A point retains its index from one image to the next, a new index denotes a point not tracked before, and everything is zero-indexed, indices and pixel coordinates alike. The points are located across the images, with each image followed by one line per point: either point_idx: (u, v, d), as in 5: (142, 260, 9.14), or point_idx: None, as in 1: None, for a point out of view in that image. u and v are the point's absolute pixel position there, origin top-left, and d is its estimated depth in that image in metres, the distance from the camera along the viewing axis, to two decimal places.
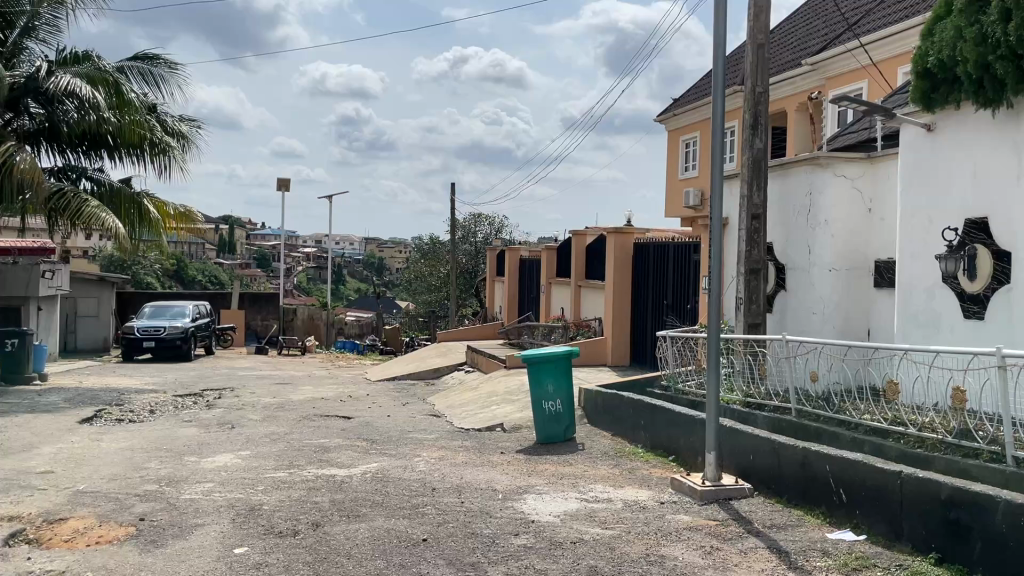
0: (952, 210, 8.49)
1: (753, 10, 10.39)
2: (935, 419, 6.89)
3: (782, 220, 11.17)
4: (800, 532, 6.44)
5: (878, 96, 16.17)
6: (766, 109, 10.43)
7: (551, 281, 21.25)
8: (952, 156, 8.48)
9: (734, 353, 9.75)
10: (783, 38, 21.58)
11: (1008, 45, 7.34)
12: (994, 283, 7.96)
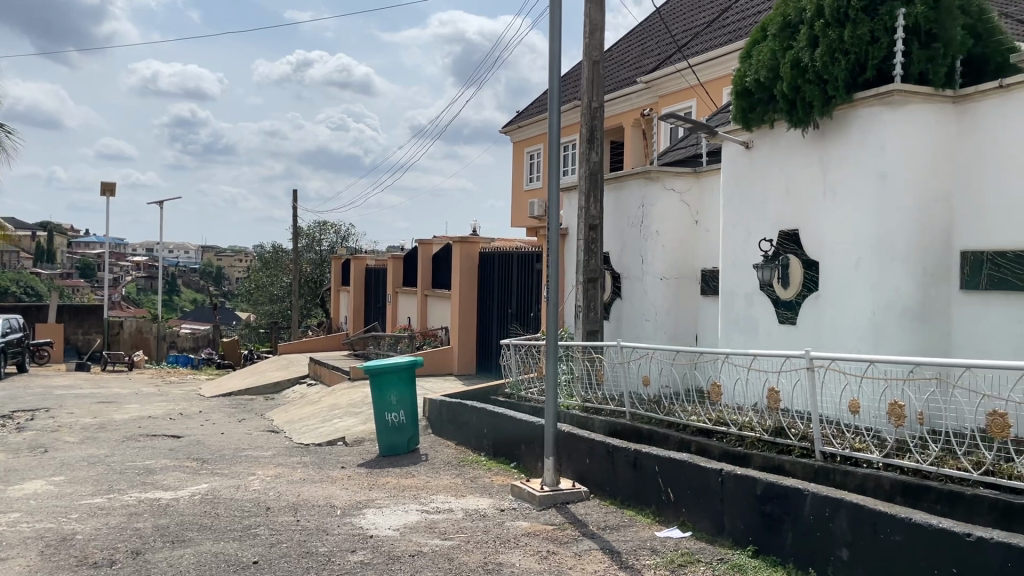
0: (766, 223, 9.10)
1: (588, 28, 10.72)
2: (754, 419, 7.40)
3: (618, 230, 11.62)
4: (631, 532, 6.68)
5: (705, 115, 17.18)
6: (602, 123, 10.77)
7: (397, 291, 21.11)
8: (767, 172, 9.11)
9: (574, 359, 10.00)
10: (620, 57, 22.49)
11: (814, 70, 8.07)
12: (804, 290, 8.58)
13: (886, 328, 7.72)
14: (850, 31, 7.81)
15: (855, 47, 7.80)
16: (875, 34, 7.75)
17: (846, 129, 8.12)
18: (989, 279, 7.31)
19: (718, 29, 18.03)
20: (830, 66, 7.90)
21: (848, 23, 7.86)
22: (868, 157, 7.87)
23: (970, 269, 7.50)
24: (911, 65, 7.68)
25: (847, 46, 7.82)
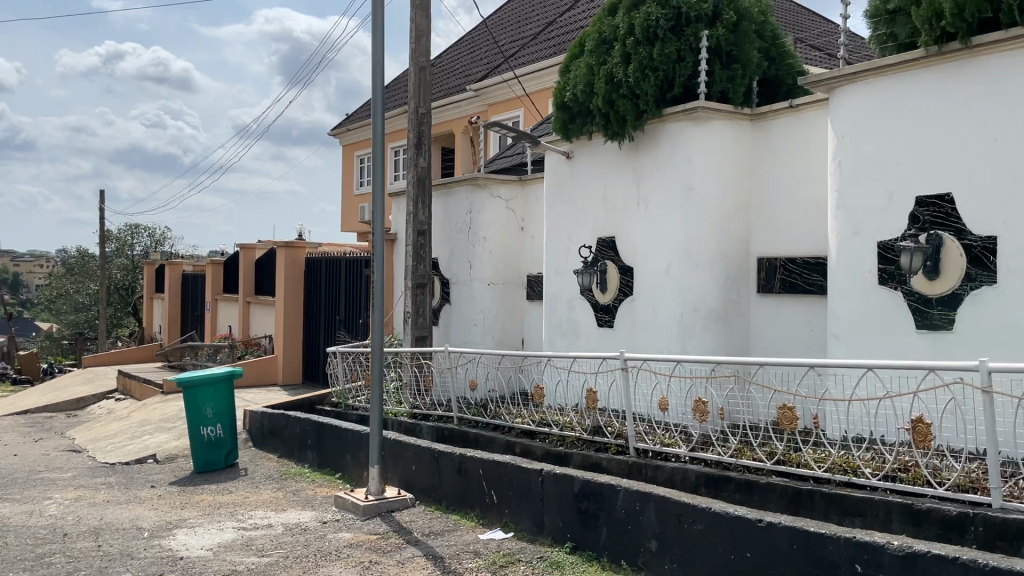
0: (586, 229, 9.46)
1: (413, 33, 10.71)
2: (574, 418, 7.68)
3: (446, 236, 11.71)
4: (455, 536, 6.72)
5: (532, 124, 17.66)
6: (428, 129, 10.78)
7: (216, 298, 20.17)
8: (586, 181, 9.47)
9: (402, 366, 9.95)
10: (449, 65, 22.69)
11: (627, 85, 8.47)
12: (621, 294, 8.99)
13: (693, 329, 8.25)
14: (659, 49, 8.23)
15: (663, 65, 8.26)
16: (682, 53, 8.26)
17: (656, 142, 8.62)
18: (781, 283, 8.01)
19: (543, 42, 18.60)
20: (642, 81, 8.33)
21: (656, 41, 8.27)
22: (677, 169, 8.39)
23: (766, 274, 8.17)
24: (715, 83, 8.26)
25: (657, 64, 8.26)
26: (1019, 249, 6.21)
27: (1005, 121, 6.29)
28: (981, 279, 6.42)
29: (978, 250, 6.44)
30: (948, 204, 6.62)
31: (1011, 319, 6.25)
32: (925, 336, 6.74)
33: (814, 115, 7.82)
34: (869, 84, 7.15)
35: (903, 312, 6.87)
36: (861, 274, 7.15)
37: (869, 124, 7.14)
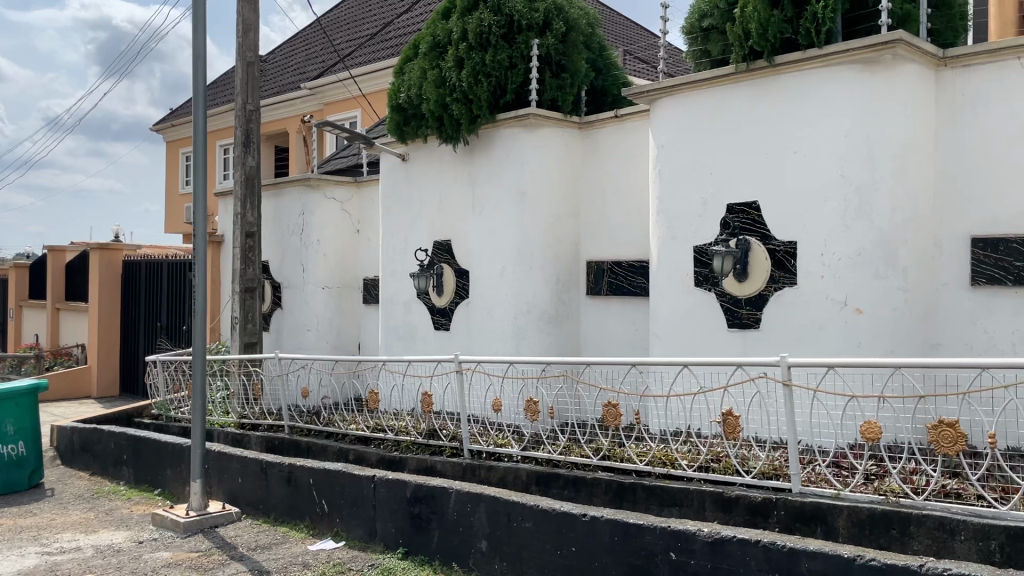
0: (422, 233, 9.44)
1: (241, 27, 10.29)
2: (409, 423, 7.64)
3: (278, 238, 11.35)
4: (282, 549, 6.51)
5: (369, 125, 17.49)
6: (257, 127, 10.40)
7: (21, 305, 18.54)
8: (421, 183, 9.45)
9: (229, 374, 9.52)
10: (282, 62, 22.03)
11: (460, 90, 8.53)
12: (456, 298, 9.04)
13: (527, 332, 8.44)
14: (491, 55, 8.36)
15: (495, 71, 8.41)
16: (513, 60, 8.44)
17: (490, 146, 8.76)
18: (608, 286, 8.37)
19: (379, 42, 18.44)
20: (475, 87, 8.41)
21: (489, 48, 8.40)
22: (510, 174, 8.56)
23: (594, 277, 8.52)
24: (545, 91, 8.49)
25: (489, 70, 8.39)
26: (815, 253, 6.77)
27: (802, 135, 6.85)
28: (783, 281, 6.96)
29: (781, 254, 6.96)
30: (756, 212, 7.12)
31: (808, 318, 6.81)
32: (736, 335, 7.23)
33: (637, 125, 8.21)
34: (686, 97, 7.58)
35: (717, 313, 7.34)
36: (679, 277, 7.57)
37: (686, 134, 7.57)
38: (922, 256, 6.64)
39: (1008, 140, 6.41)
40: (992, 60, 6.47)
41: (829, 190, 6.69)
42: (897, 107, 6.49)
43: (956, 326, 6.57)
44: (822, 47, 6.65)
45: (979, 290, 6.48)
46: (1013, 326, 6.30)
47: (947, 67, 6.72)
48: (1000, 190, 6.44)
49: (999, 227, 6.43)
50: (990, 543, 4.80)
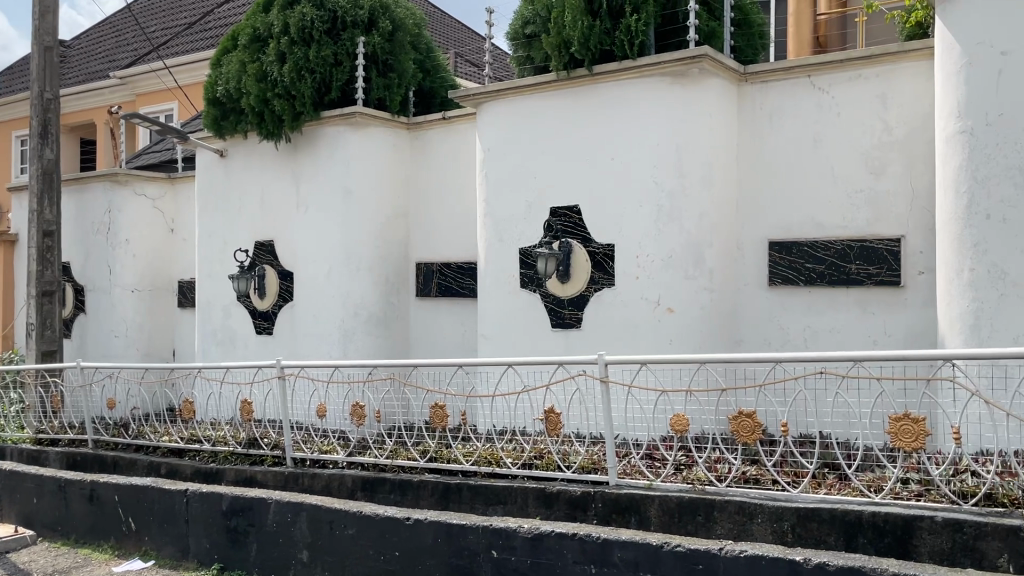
0: (242, 233, 9.05)
1: (39, 8, 9.46)
2: (228, 432, 7.30)
3: (81, 237, 10.59)
4: (82, 573, 6.04)
5: (186, 119, 16.66)
6: (57, 117, 9.61)
7: None
8: (241, 181, 9.06)
9: (24, 386, 8.73)
10: (87, 48, 20.49)
11: (283, 85, 8.27)
12: (279, 300, 8.74)
13: (354, 335, 8.31)
14: (315, 51, 8.18)
15: (319, 67, 8.22)
16: (338, 57, 8.32)
17: (315, 144, 8.54)
18: (437, 287, 8.40)
19: (197, 32, 17.54)
20: (298, 83, 8.19)
21: (313, 43, 8.22)
22: (335, 173, 8.38)
23: (423, 279, 8.52)
24: (371, 90, 8.42)
25: (312, 66, 8.19)
26: (631, 255, 7.09)
27: (618, 142, 7.15)
28: (602, 283, 7.24)
29: (601, 256, 7.24)
30: (577, 215, 7.36)
31: (626, 318, 7.12)
32: (559, 335, 7.43)
33: (463, 127, 8.27)
34: (510, 102, 7.70)
35: (542, 313, 7.52)
36: (505, 278, 7.71)
37: (510, 138, 7.71)
38: (727, 259, 7.12)
39: (799, 152, 6.98)
40: (787, 77, 7.02)
41: (643, 195, 7.02)
42: (703, 118, 6.91)
43: (756, 323, 7.09)
44: (637, 58, 6.97)
45: (775, 290, 7.02)
46: (804, 322, 6.88)
47: (747, 83, 7.23)
48: (793, 198, 7.00)
49: (793, 231, 6.99)
50: (782, 524, 5.19)
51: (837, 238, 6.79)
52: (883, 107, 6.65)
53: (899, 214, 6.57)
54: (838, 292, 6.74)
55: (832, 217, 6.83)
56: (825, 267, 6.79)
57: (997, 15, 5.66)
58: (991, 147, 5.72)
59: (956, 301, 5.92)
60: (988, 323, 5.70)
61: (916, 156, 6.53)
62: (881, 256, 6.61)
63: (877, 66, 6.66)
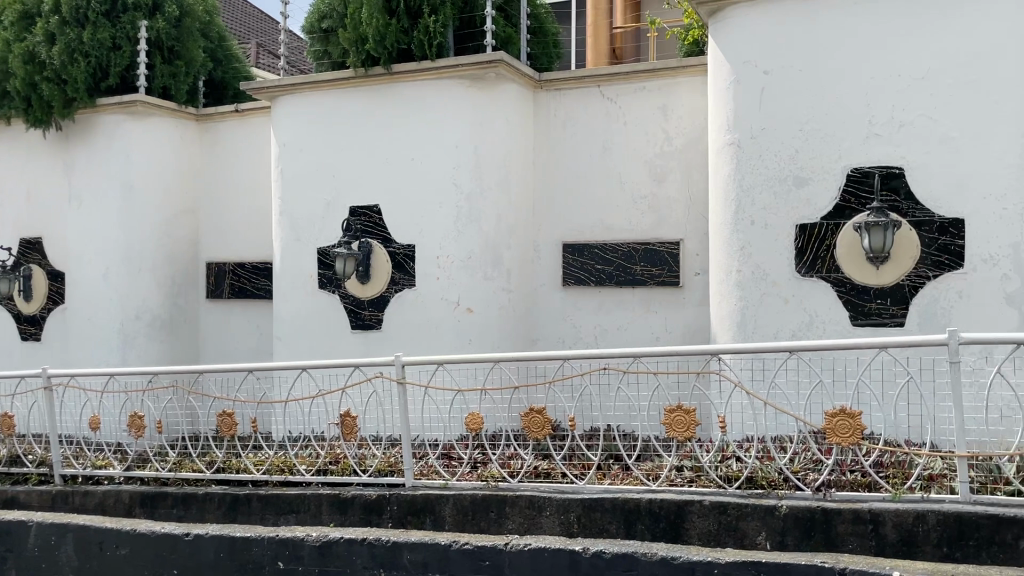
0: (6, 229, 8.57)
1: None
2: None
3: None
4: None
5: None
6: None
7: None
8: (6, 172, 8.56)
9: None
10: None
11: (53, 68, 7.83)
12: (49, 303, 8.30)
13: (135, 339, 8.05)
14: (90, 33, 7.82)
15: (95, 50, 7.85)
16: (117, 41, 8.01)
17: (91, 131, 8.16)
18: (230, 288, 8.34)
19: None
20: (69, 66, 7.78)
21: (87, 25, 7.86)
22: (113, 165, 8.08)
23: (214, 280, 8.45)
24: (155, 77, 8.17)
25: (86, 49, 7.82)
26: (431, 256, 7.09)
27: (417, 143, 7.13)
28: (403, 283, 7.19)
29: (401, 257, 7.19)
30: (377, 215, 7.26)
31: (426, 319, 7.11)
32: (358, 336, 7.32)
33: (258, 121, 8.22)
34: (306, 97, 7.49)
35: (340, 315, 7.38)
36: (304, 278, 7.50)
37: (307, 135, 7.50)
38: (523, 260, 7.32)
39: (590, 158, 7.30)
40: (577, 86, 7.32)
41: (443, 196, 7.05)
42: (500, 122, 7.08)
43: (550, 323, 7.37)
44: (435, 59, 6.98)
45: (568, 291, 7.31)
46: (594, 321, 7.22)
47: (542, 90, 7.46)
48: (583, 202, 7.31)
49: (584, 234, 7.30)
50: (569, 515, 5.37)
51: (623, 241, 7.17)
52: (665, 119, 7.08)
53: (678, 219, 7.03)
54: (625, 292, 7.13)
55: (620, 221, 7.20)
56: (613, 268, 7.17)
57: (760, 38, 6.17)
58: (755, 159, 6.22)
59: (726, 300, 6.40)
60: (753, 321, 6.22)
61: (693, 166, 6.99)
62: (663, 259, 7.05)
63: (659, 79, 7.09)
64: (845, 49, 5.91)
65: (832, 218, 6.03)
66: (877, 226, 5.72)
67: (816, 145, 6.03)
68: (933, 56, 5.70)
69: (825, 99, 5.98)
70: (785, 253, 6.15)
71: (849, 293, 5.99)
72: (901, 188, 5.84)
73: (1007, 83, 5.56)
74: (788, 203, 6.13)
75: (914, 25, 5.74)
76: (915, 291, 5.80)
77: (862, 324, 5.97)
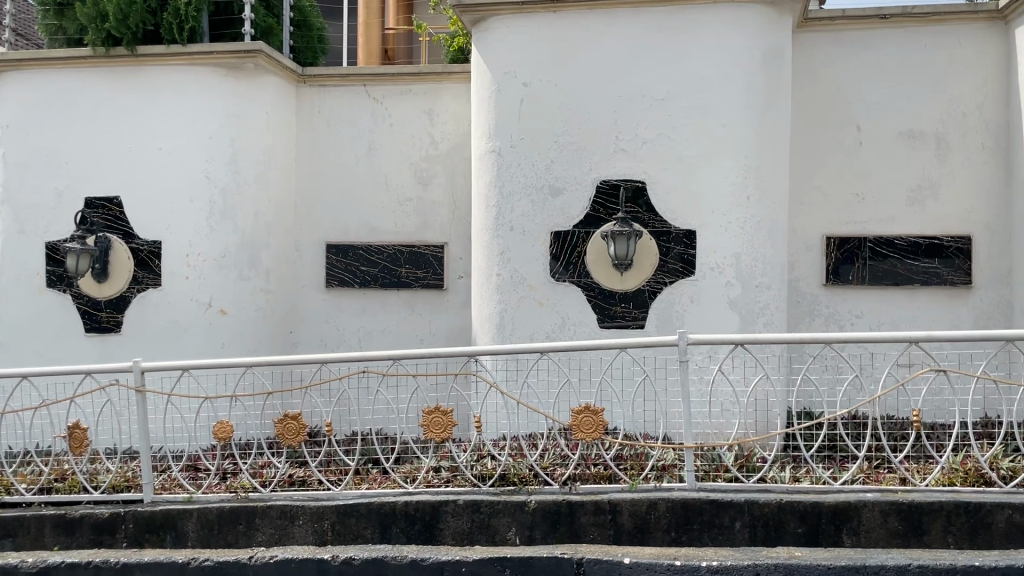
0: None
1: None
2: None
3: None
4: None
5: None
6: None
7: None
8: None
9: None
10: None
11: None
12: None
13: None
14: None
15: None
16: None
17: None
18: None
19: None
20: None
21: None
22: None
23: None
24: None
25: None
26: (180, 254, 6.66)
27: (165, 132, 6.65)
28: (147, 283, 6.70)
29: (145, 254, 6.69)
30: (117, 208, 6.71)
31: (173, 321, 6.67)
32: (94, 340, 6.74)
33: None
34: (35, 74, 6.75)
35: (72, 316, 6.77)
36: (28, 276, 6.81)
37: (35, 116, 6.75)
38: (283, 260, 7.08)
39: (354, 157, 7.19)
40: (342, 83, 7.18)
41: (195, 191, 6.63)
42: (258, 115, 6.79)
43: (310, 325, 7.20)
44: (186, 44, 6.56)
45: (332, 292, 7.18)
46: (358, 323, 7.14)
47: (306, 85, 7.24)
48: (348, 201, 7.20)
49: (348, 235, 7.19)
50: (323, 523, 5.06)
51: (388, 243, 7.14)
52: (430, 122, 7.13)
53: (442, 223, 7.12)
54: (389, 294, 7.12)
55: (383, 222, 7.17)
56: (377, 270, 7.14)
57: (519, 50, 6.38)
58: (514, 167, 6.43)
59: (485, 303, 6.58)
60: (510, 323, 6.44)
61: (457, 171, 7.11)
62: (428, 262, 7.10)
63: (424, 82, 7.12)
64: (596, 67, 6.28)
65: (583, 226, 6.38)
66: (622, 235, 6.11)
67: (569, 156, 6.36)
68: (671, 80, 6.20)
69: (578, 113, 6.32)
70: (541, 258, 6.42)
71: (596, 295, 6.38)
72: (641, 201, 6.30)
73: (732, 109, 6.13)
74: (544, 210, 6.40)
75: (655, 50, 6.21)
76: (653, 296, 6.30)
77: (609, 326, 6.39)
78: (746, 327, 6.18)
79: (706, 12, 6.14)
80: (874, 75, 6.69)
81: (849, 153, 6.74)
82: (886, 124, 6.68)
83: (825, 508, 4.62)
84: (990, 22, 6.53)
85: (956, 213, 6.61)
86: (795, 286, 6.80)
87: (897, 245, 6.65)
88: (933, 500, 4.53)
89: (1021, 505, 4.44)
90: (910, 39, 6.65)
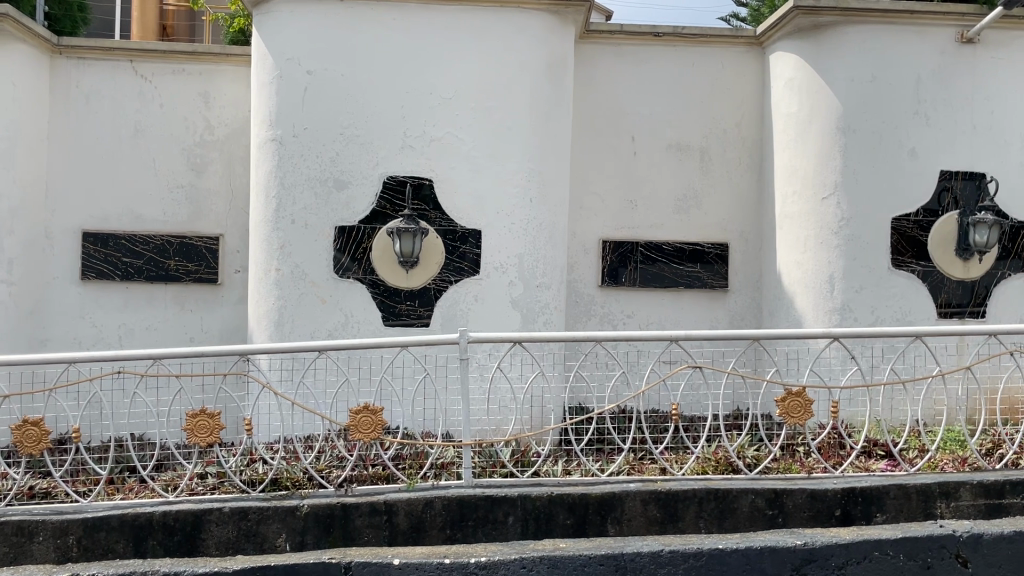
0: None
1: None
2: None
3: None
4: None
5: None
6: None
7: None
8: None
9: None
10: None
11: None
12: None
13: None
14: None
15: None
16: None
17: None
18: None
19: None
20: None
21: None
22: None
23: None
24: None
25: None
26: None
27: None
28: None
29: None
30: None
31: None
32: None
33: None
34: None
35: None
36: None
37: None
38: (29, 249, 6.44)
39: (117, 139, 6.64)
40: (104, 57, 6.62)
41: None
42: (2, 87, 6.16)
43: (64, 321, 6.59)
44: None
45: (89, 285, 6.60)
46: (119, 319, 6.61)
47: (62, 56, 6.62)
48: (111, 187, 6.64)
49: (109, 223, 6.64)
50: (66, 539, 4.58)
51: (155, 233, 6.66)
52: (205, 106, 6.71)
53: (218, 214, 6.74)
54: (155, 288, 6.64)
55: (150, 211, 6.67)
56: (143, 262, 6.63)
57: (303, 37, 6.16)
58: (296, 157, 6.20)
59: (263, 300, 6.30)
60: (289, 321, 6.21)
61: (235, 159, 6.75)
62: (200, 254, 6.68)
63: (199, 63, 6.69)
64: (381, 61, 6.19)
65: (369, 222, 6.25)
66: (407, 233, 6.03)
67: (355, 150, 6.21)
68: (457, 80, 6.22)
69: (363, 106, 6.19)
70: (324, 254, 6.23)
71: (381, 294, 6.28)
72: (428, 199, 6.27)
73: (516, 112, 6.26)
74: (327, 204, 6.21)
75: (440, 48, 6.21)
76: (438, 294, 6.29)
77: (394, 324, 6.32)
78: (527, 326, 6.34)
79: (491, 14, 6.23)
80: (648, 89, 7.10)
81: (625, 162, 7.10)
82: (658, 136, 7.11)
83: (591, 499, 4.76)
84: (748, 47, 7.14)
85: (716, 222, 7.16)
86: (574, 286, 7.07)
87: (665, 250, 7.08)
88: (687, 488, 4.77)
89: (762, 490, 4.76)
90: (680, 57, 7.12)
